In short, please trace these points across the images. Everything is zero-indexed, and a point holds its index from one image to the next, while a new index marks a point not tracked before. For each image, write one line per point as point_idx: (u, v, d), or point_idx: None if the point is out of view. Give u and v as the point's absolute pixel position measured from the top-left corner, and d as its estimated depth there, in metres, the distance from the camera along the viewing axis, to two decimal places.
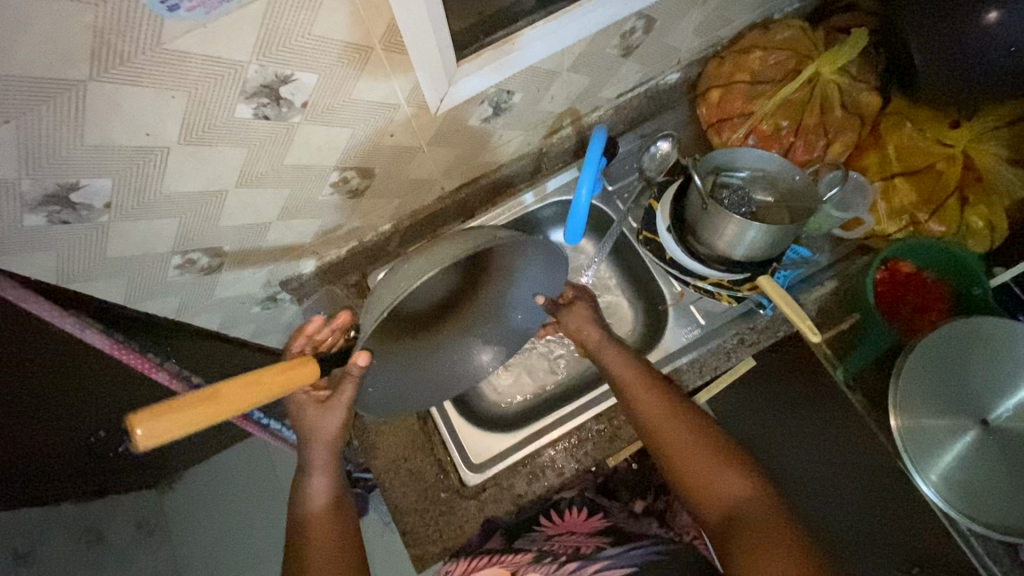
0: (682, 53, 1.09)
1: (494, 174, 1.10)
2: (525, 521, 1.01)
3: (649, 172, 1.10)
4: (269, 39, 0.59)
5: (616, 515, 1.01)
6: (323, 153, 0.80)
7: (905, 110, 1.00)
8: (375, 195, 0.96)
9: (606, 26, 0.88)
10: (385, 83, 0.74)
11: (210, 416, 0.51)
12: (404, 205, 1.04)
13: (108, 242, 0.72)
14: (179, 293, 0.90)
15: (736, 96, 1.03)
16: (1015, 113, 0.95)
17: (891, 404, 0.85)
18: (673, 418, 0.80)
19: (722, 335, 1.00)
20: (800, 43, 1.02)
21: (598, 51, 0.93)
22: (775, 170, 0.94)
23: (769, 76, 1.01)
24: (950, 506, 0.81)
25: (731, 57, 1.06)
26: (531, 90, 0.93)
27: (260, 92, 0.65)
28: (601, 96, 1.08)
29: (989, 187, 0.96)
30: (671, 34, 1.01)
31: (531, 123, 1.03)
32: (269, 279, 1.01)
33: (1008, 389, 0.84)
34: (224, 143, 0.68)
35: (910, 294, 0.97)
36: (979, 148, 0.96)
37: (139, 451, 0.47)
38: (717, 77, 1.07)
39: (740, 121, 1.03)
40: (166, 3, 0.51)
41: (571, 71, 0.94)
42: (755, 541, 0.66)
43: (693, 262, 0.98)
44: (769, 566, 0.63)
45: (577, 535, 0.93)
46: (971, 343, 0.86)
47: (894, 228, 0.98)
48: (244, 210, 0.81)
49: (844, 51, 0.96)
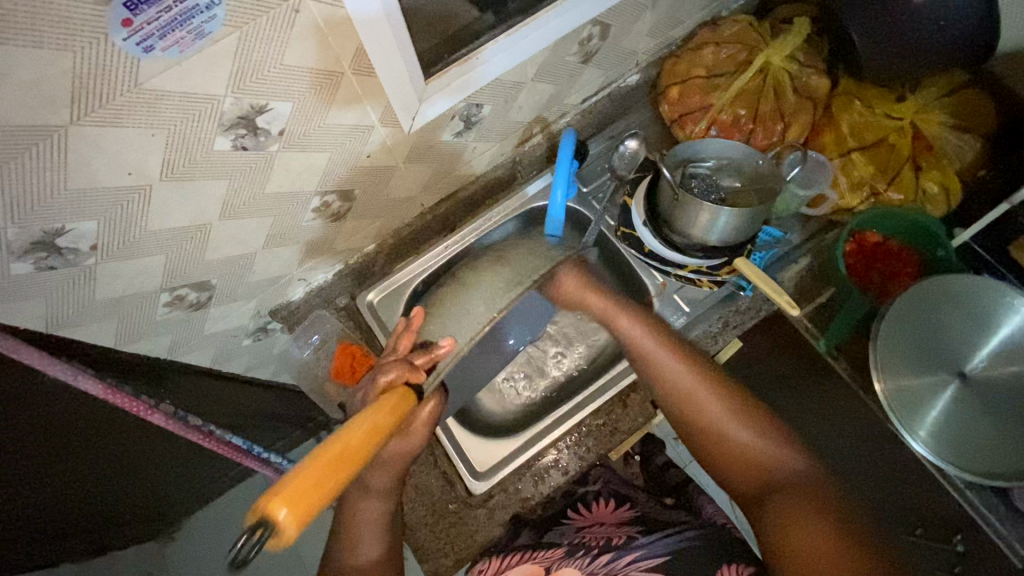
0: (639, 55, 1.14)
1: (471, 186, 1.13)
2: (556, 513, 1.05)
3: (620, 170, 1.13)
4: (243, 72, 0.62)
5: (641, 501, 1.05)
6: (303, 180, 0.82)
7: (853, 90, 1.06)
8: (357, 217, 0.98)
9: (564, 36, 0.92)
10: (358, 106, 0.76)
11: (349, 466, 0.46)
12: (386, 224, 1.06)
13: (95, 284, 0.73)
14: (170, 330, 0.91)
15: (694, 90, 1.08)
16: (953, 83, 1.04)
17: (874, 369, 0.89)
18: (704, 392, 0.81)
19: (708, 319, 1.06)
20: (748, 36, 1.08)
21: (559, 59, 0.98)
22: (739, 158, 1.00)
23: (724, 70, 1.07)
24: (941, 460, 0.84)
25: (685, 55, 1.11)
26: (499, 101, 0.96)
27: (237, 124, 0.66)
28: (567, 102, 1.12)
29: (939, 153, 1.00)
30: (627, 38, 1.05)
31: (502, 134, 1.06)
32: (258, 310, 1.02)
33: (981, 339, 0.88)
34: (206, 176, 0.70)
35: (879, 263, 1.00)
36: (926, 119, 1.01)
37: (279, 544, 0.40)
38: (674, 75, 1.11)
39: (700, 114, 1.07)
40: (142, 44, 0.53)
41: (535, 80, 0.98)
42: (789, 512, 0.68)
43: (671, 251, 1.03)
44: (804, 535, 0.65)
45: (607, 526, 0.97)
46: (945, 300, 0.90)
47: (856, 202, 1.02)
48: (229, 242, 0.83)
49: (789, 41, 1.04)
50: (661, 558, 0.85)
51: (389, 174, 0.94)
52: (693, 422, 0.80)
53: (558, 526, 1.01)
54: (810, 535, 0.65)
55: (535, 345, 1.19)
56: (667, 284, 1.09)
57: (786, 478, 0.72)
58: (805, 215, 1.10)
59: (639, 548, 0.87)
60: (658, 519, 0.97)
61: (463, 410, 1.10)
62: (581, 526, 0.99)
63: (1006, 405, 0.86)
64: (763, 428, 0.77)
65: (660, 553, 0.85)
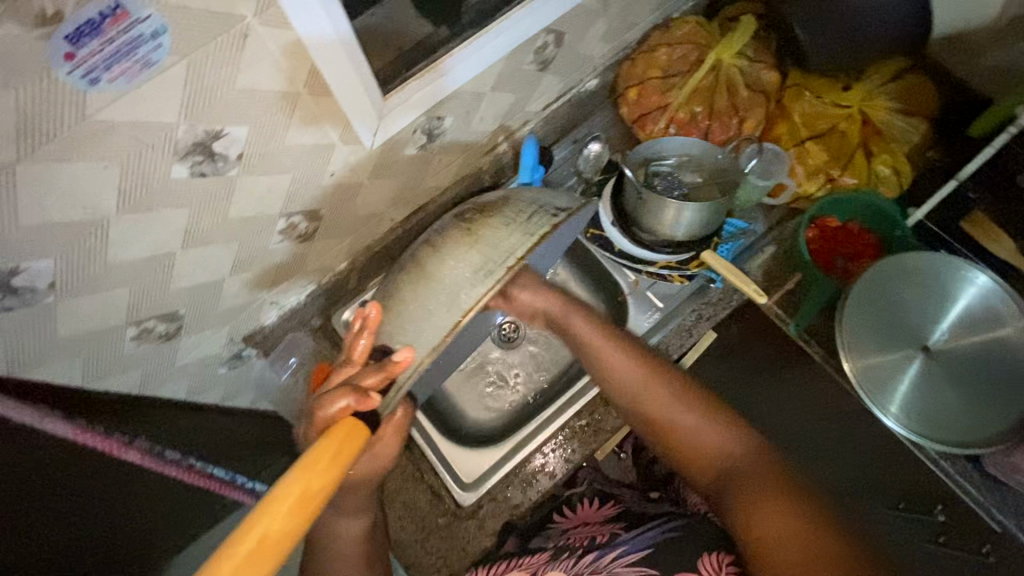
0: (596, 60, 1.16)
1: (440, 198, 1.13)
2: (542, 518, 1.03)
3: (586, 173, 1.18)
4: (194, 99, 0.61)
5: (625, 496, 1.02)
6: (267, 202, 0.81)
7: (802, 81, 1.10)
8: (326, 235, 0.98)
9: (519, 45, 0.93)
10: (317, 126, 0.76)
11: (268, 558, 0.45)
12: (357, 240, 1.06)
13: (57, 323, 0.71)
14: (140, 364, 0.89)
15: (651, 90, 1.10)
16: (896, 69, 1.08)
17: (841, 351, 0.90)
18: (652, 383, 0.82)
19: (681, 314, 1.04)
20: (698, 36, 1.11)
21: (516, 68, 0.99)
22: (698, 153, 1.03)
23: (678, 69, 1.10)
24: (912, 433, 0.87)
25: (640, 58, 1.13)
26: (460, 113, 0.97)
27: (194, 150, 0.66)
28: (529, 109, 1.13)
29: (887, 137, 1.05)
30: (582, 44, 1.07)
31: (465, 145, 1.07)
32: (232, 337, 1.01)
33: (938, 314, 0.92)
34: (165, 205, 0.69)
35: (842, 246, 1.03)
36: (872, 105, 1.06)
37: None
38: (631, 78, 1.13)
39: (659, 113, 1.10)
40: (88, 76, 0.53)
41: (494, 90, 0.99)
42: (756, 495, 0.68)
43: (640, 249, 1.04)
44: (771, 517, 0.66)
45: (593, 524, 0.94)
46: (903, 277, 0.93)
47: (815, 188, 1.05)
48: (196, 270, 0.82)
49: (736, 39, 1.07)
50: (646, 549, 0.81)
51: (355, 191, 0.93)
52: (648, 419, 0.81)
53: (544, 530, 0.98)
54: (773, 515, 0.66)
55: (515, 351, 1.19)
56: (639, 282, 1.09)
57: (746, 463, 0.72)
58: (768, 205, 1.10)
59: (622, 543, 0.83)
60: (643, 513, 0.94)
61: (447, 422, 1.10)
62: (566, 529, 0.96)
63: (966, 373, 0.89)
64: (716, 419, 0.78)
65: (644, 545, 0.81)
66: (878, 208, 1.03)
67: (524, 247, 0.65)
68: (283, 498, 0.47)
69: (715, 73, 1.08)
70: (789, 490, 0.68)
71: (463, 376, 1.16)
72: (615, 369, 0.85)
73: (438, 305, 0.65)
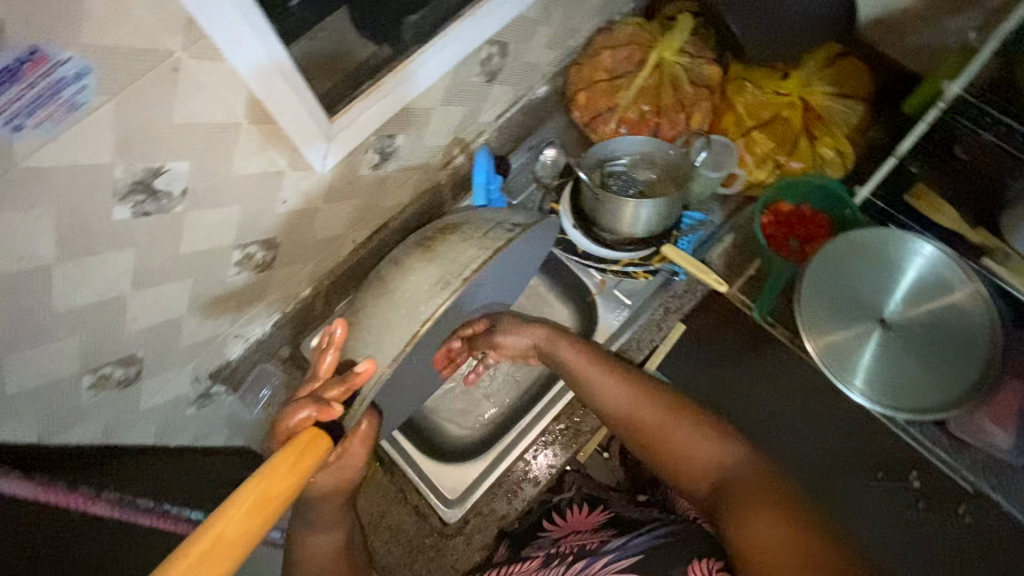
0: (544, 66, 1.17)
1: (400, 215, 1.13)
2: (531, 527, 0.98)
3: (545, 178, 1.18)
4: (129, 137, 0.60)
5: (615, 501, 0.99)
6: (220, 235, 0.80)
7: (743, 73, 1.15)
8: (286, 263, 0.96)
9: (463, 58, 0.94)
10: (262, 154, 0.75)
11: (218, 567, 0.43)
12: (319, 265, 1.05)
13: (5, 380, 0.69)
14: (100, 413, 0.87)
15: (600, 93, 1.12)
16: (827, 56, 1.15)
17: (802, 328, 0.93)
18: (641, 398, 0.82)
19: (649, 309, 1.06)
20: (639, 37, 1.15)
21: (463, 81, 1.00)
22: (650, 150, 1.04)
23: (624, 70, 1.13)
24: (873, 403, 0.90)
25: (586, 62, 1.15)
26: (411, 129, 0.97)
27: (134, 190, 0.65)
28: (481, 120, 1.14)
29: (827, 121, 1.12)
30: (527, 52, 1.09)
31: (421, 161, 1.07)
32: (197, 375, 0.99)
33: (895, 289, 0.95)
34: (110, 247, 0.67)
35: (797, 228, 1.07)
36: (810, 91, 1.13)
37: None
38: (579, 82, 1.15)
39: (609, 114, 1.12)
40: (10, 124, 0.51)
41: (443, 105, 1.00)
42: (747, 503, 0.66)
43: (601, 248, 1.03)
44: (761, 524, 0.63)
45: (582, 533, 0.90)
46: (860, 256, 0.96)
47: (766, 174, 1.11)
48: (150, 311, 0.80)
49: (676, 37, 1.12)
50: (637, 556, 0.76)
51: (311, 215, 0.92)
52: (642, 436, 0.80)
53: (534, 540, 0.94)
54: (767, 522, 0.63)
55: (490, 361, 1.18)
56: (606, 280, 1.08)
57: (736, 471, 0.71)
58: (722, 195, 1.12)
59: (612, 550, 0.80)
60: (634, 519, 0.89)
61: (427, 439, 1.09)
62: (555, 537, 0.92)
63: (926, 343, 0.93)
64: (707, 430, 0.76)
65: (634, 551, 0.76)
66: (828, 190, 1.09)
67: (479, 260, 0.66)
68: (237, 506, 0.47)
69: (659, 72, 1.12)
70: (783, 497, 0.66)
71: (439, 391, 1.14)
72: (604, 390, 0.84)
73: (398, 317, 0.66)
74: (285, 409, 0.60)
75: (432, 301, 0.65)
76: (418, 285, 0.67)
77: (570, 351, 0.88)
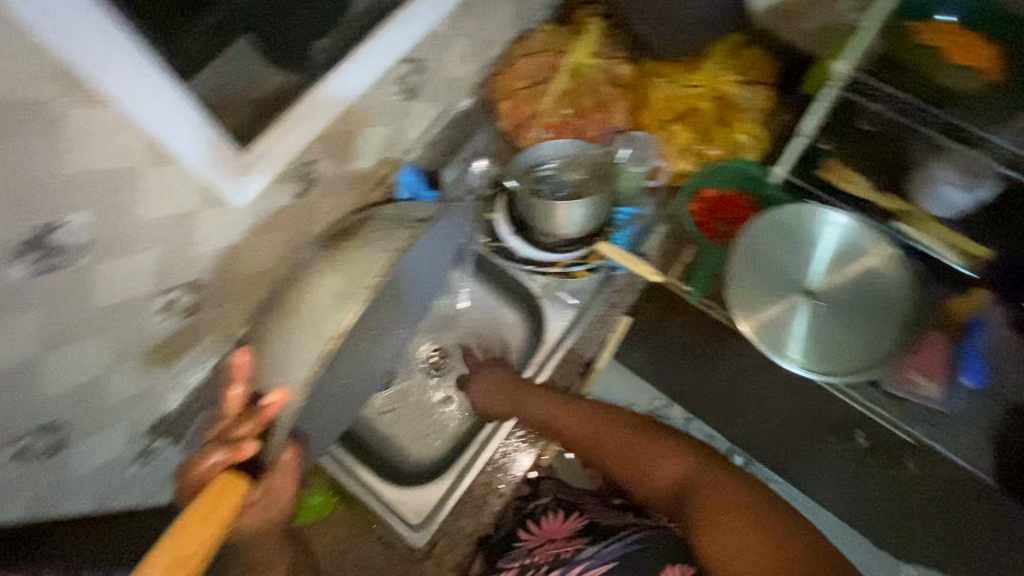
0: (463, 74, 1.16)
1: None
2: (504, 541, 0.93)
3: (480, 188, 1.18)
4: (19, 193, 0.57)
5: (592, 506, 0.92)
6: (135, 284, 0.76)
7: (658, 69, 1.18)
8: (214, 305, 0.93)
9: (379, 76, 0.93)
10: (169, 197, 0.73)
11: None
12: (249, 305, 1.00)
13: None
14: (25, 488, 0.79)
15: (518, 96, 1.16)
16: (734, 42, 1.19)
17: (737, 315, 0.95)
18: (604, 424, 0.90)
19: (595, 306, 1.09)
20: (553, 43, 1.19)
21: (382, 99, 0.99)
22: (576, 153, 1.07)
23: (541, 76, 1.16)
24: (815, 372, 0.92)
25: (504, 72, 1.18)
26: (331, 153, 0.95)
27: (30, 249, 0.61)
28: (406, 138, 1.13)
29: (739, 108, 1.15)
30: (443, 67, 1.09)
31: (347, 184, 1.05)
32: (130, 433, 0.94)
33: (818, 262, 0.99)
34: (12, 310, 0.63)
35: (721, 213, 1.12)
36: (722, 83, 1.15)
37: None
38: (500, 91, 1.17)
39: (531, 115, 1.15)
40: None
41: (364, 125, 0.98)
42: (716, 509, 0.70)
43: (543, 253, 1.07)
44: (734, 529, 0.67)
45: (556, 543, 0.84)
46: (779, 236, 1.00)
47: (689, 163, 1.13)
48: (68, 372, 0.75)
49: (586, 43, 1.16)
50: (610, 564, 0.73)
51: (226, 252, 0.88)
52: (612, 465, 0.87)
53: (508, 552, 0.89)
54: (735, 524, 0.67)
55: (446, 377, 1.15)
56: (549, 282, 1.10)
57: (698, 477, 0.77)
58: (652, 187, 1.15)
59: (589, 559, 0.75)
60: (612, 527, 0.82)
61: (387, 468, 1.07)
62: (529, 548, 0.87)
63: (857, 308, 0.97)
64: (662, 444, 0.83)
65: (607, 559, 0.74)
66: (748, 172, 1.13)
67: (379, 264, 0.72)
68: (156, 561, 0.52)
69: (573, 76, 1.16)
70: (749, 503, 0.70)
71: (394, 416, 1.12)
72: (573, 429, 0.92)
73: (307, 336, 0.71)
74: (196, 456, 0.67)
75: (344, 307, 0.69)
76: (328, 299, 0.72)
77: (535, 398, 0.97)
